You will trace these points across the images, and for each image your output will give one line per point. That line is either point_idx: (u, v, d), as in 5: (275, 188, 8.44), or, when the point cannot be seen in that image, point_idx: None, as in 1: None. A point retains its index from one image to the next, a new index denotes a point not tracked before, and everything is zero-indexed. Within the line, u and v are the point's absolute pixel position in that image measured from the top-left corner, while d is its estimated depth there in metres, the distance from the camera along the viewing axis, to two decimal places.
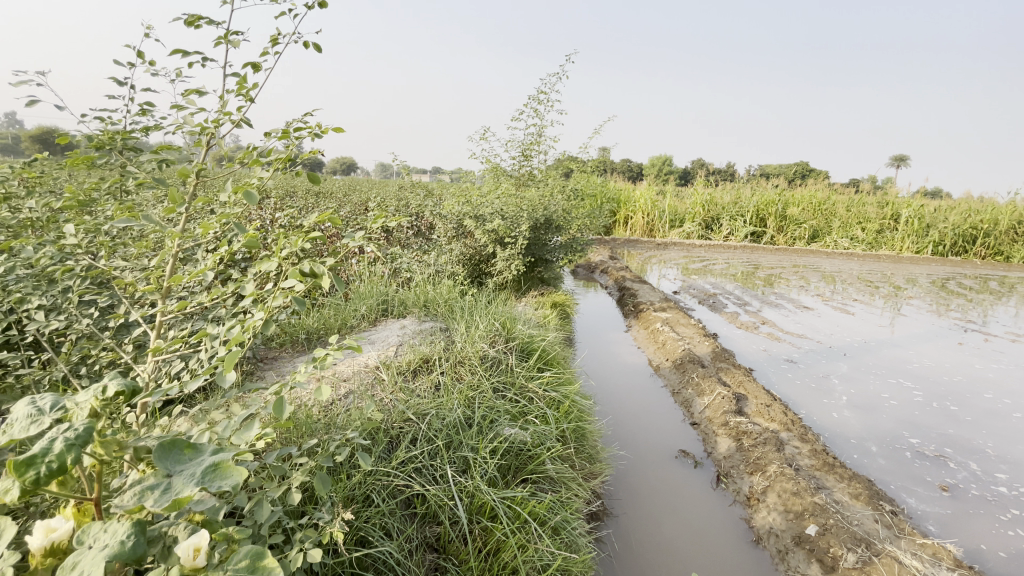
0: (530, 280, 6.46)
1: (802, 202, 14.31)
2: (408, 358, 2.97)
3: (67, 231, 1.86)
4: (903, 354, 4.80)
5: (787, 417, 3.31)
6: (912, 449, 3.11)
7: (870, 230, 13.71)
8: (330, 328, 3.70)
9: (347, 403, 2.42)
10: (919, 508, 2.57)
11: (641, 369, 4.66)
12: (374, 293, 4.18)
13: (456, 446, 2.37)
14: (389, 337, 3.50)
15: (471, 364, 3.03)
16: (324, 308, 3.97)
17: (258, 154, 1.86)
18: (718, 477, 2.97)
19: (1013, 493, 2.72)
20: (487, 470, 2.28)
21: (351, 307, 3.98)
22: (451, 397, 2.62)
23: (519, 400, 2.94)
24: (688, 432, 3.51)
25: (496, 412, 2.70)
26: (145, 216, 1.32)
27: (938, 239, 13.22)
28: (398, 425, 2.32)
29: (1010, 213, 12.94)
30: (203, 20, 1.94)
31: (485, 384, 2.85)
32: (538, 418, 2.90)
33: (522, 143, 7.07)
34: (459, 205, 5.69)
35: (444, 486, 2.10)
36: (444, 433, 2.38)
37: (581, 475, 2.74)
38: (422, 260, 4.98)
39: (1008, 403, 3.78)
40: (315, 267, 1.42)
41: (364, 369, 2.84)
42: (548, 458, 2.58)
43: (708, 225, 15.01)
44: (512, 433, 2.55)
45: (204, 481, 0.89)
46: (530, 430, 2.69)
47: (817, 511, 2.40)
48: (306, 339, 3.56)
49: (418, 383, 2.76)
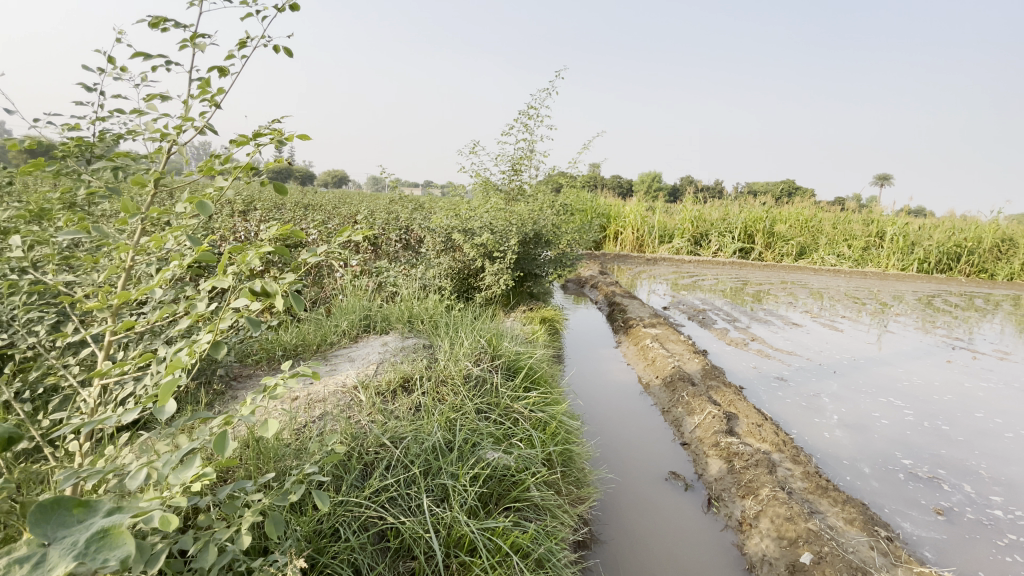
0: (518, 295, 6.43)
1: (789, 219, 14.52)
2: (388, 377, 2.91)
3: (14, 243, 1.77)
4: (892, 372, 4.81)
5: (778, 437, 3.27)
6: (906, 470, 3.08)
7: (856, 247, 13.94)
8: (310, 344, 3.61)
9: (323, 427, 2.36)
10: (914, 533, 2.53)
11: (630, 386, 4.61)
12: (356, 308, 4.12)
13: (435, 473, 2.29)
14: (371, 354, 3.43)
15: (454, 383, 2.97)
16: (304, 324, 3.88)
17: (219, 163, 1.79)
18: (709, 501, 2.91)
19: (1009, 516, 2.69)
20: (467, 499, 2.18)
21: (332, 323, 3.90)
22: (431, 419, 2.56)
23: (503, 422, 2.87)
24: (679, 453, 3.45)
25: (478, 435, 2.63)
26: (87, 230, 1.26)
27: (923, 257, 13.47)
28: (372, 450, 2.28)
29: (992, 231, 13.29)
30: (168, 23, 1.88)
31: (467, 406, 2.78)
32: (524, 440, 2.83)
33: (512, 158, 7.08)
34: (448, 219, 5.65)
35: (420, 517, 2.02)
36: (422, 459, 2.31)
37: (568, 501, 2.66)
38: (408, 275, 4.92)
39: (1000, 422, 3.78)
40: (267, 286, 1.37)
41: (341, 390, 2.78)
42: (533, 483, 2.50)
43: (697, 240, 15.14)
44: (496, 458, 2.47)
45: (84, 555, 0.80)
46: (514, 454, 2.62)
47: (812, 538, 2.34)
48: (283, 356, 3.47)
49: (397, 404, 2.70)
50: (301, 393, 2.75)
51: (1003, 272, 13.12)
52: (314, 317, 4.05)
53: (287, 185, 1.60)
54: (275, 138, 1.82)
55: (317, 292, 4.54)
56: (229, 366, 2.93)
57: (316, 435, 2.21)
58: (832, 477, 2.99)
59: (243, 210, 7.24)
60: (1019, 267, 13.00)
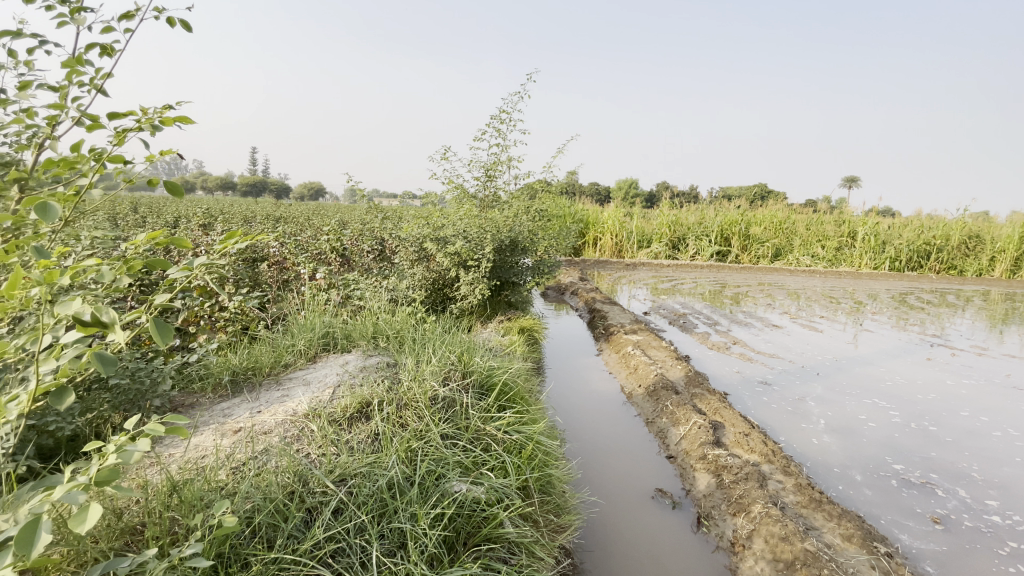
0: (496, 305, 6.29)
1: (764, 221, 14.71)
2: (345, 403, 2.78)
3: None
4: (874, 372, 4.81)
5: (766, 447, 3.20)
6: (898, 476, 3.03)
7: (830, 248, 14.21)
8: (263, 367, 3.42)
9: (265, 463, 2.25)
10: (913, 546, 2.45)
11: (611, 396, 4.51)
12: (316, 325, 3.95)
13: (391, 515, 2.13)
14: (327, 377, 3.27)
15: (419, 407, 2.81)
16: (257, 344, 3.69)
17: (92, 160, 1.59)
18: (699, 520, 2.80)
19: (1007, 522, 2.65)
20: (427, 545, 2.02)
21: (288, 341, 3.74)
22: (390, 451, 2.42)
23: (472, 448, 2.72)
24: (665, 467, 3.36)
25: (444, 465, 2.49)
26: None
27: (894, 255, 13.84)
28: (317, 494, 2.14)
29: (959, 229, 13.71)
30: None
31: (432, 432, 2.63)
32: (497, 467, 2.68)
33: (486, 164, 6.97)
34: (420, 228, 5.50)
35: (370, 571, 1.86)
36: (376, 500, 2.16)
37: (546, 531, 2.52)
38: (378, 287, 4.75)
39: (985, 421, 3.78)
40: (102, 313, 1.12)
41: (289, 419, 2.67)
42: (507, 518, 2.36)
43: (674, 245, 15.26)
44: (462, 492, 2.33)
45: None
46: (484, 485, 2.47)
47: (809, 560, 2.23)
48: (230, 381, 3.27)
49: (354, 434, 2.57)
50: (245, 423, 2.67)
51: (971, 268, 13.57)
52: (270, 336, 3.86)
53: (175, 182, 1.33)
54: (148, 124, 1.58)
55: (277, 308, 4.34)
56: (167, 397, 2.75)
57: (254, 473, 2.12)
58: (824, 487, 2.92)
59: (203, 224, 6.96)
60: (985, 263, 13.48)
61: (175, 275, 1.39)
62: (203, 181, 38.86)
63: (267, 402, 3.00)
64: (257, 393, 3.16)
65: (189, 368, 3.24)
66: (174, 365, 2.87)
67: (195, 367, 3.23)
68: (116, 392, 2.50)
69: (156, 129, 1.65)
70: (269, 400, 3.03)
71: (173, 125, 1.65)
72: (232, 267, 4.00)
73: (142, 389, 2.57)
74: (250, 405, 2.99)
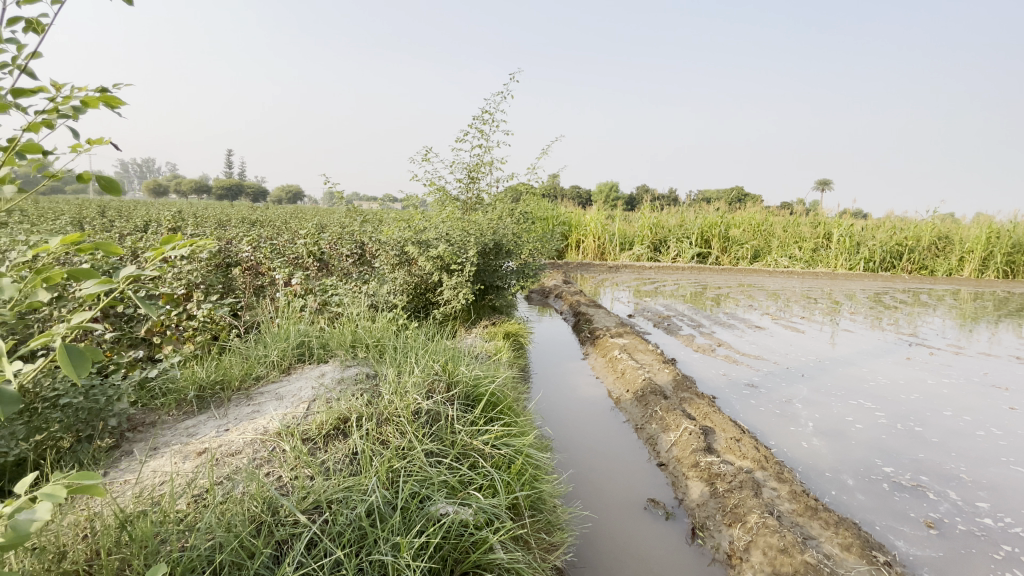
0: (480, 309, 6.21)
1: (743, 224, 14.88)
2: (321, 420, 2.68)
3: None
4: (857, 372, 4.87)
5: (759, 452, 3.19)
6: (889, 480, 3.04)
7: (806, 249, 14.51)
8: (232, 380, 3.28)
9: (232, 488, 2.17)
10: (910, 553, 2.45)
11: (599, 401, 4.47)
12: (290, 334, 3.83)
13: (371, 546, 2.03)
14: (302, 391, 3.14)
15: (400, 422, 2.72)
16: (226, 356, 3.56)
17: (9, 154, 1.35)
18: (694, 531, 2.76)
19: (999, 524, 2.67)
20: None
21: (261, 353, 3.61)
22: (370, 474, 2.32)
23: (458, 465, 2.63)
24: (657, 475, 3.32)
25: (429, 486, 2.40)
26: None
27: (868, 256, 14.22)
28: (290, 527, 2.03)
29: (930, 229, 14.15)
30: None
31: (415, 450, 2.54)
32: (484, 485, 2.60)
33: (469, 165, 6.87)
34: (401, 231, 5.38)
35: None
36: (355, 531, 2.06)
37: (539, 552, 2.44)
38: (357, 293, 4.62)
39: (968, 421, 3.84)
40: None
41: (259, 439, 2.56)
42: (497, 542, 2.27)
43: (656, 247, 15.37)
44: (448, 516, 2.24)
45: None
46: (472, 506, 2.38)
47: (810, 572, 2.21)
48: (196, 398, 3.12)
49: (330, 455, 2.47)
50: (210, 444, 2.55)
51: (941, 268, 14.01)
52: (241, 347, 3.71)
53: (110, 179, 1.20)
54: (67, 106, 1.33)
55: (250, 316, 4.19)
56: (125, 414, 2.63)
57: (218, 501, 2.04)
58: (819, 494, 2.91)
59: (172, 227, 6.70)
60: (954, 263, 13.96)
61: (91, 289, 1.10)
62: (177, 184, 37.87)
63: (236, 420, 2.86)
64: (226, 409, 3.01)
65: (152, 383, 3.09)
66: (134, 381, 2.74)
67: (160, 381, 3.09)
68: (68, 411, 2.36)
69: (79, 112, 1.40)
70: (238, 417, 2.89)
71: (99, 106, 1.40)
72: (202, 273, 3.84)
73: (97, 408, 2.44)
74: (218, 422, 2.85)
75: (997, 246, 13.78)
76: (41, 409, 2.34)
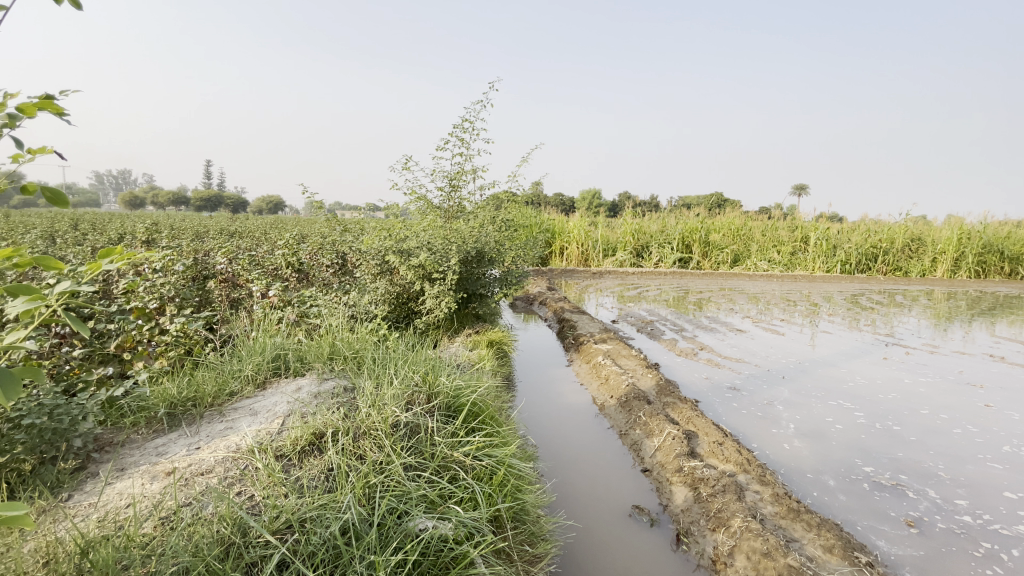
0: (464, 318, 6.21)
1: (722, 228, 15.11)
2: (297, 436, 2.64)
3: None
4: (836, 372, 4.96)
5: (741, 455, 3.22)
6: (868, 479, 3.09)
7: (785, 252, 14.83)
8: (205, 396, 3.20)
9: (201, 508, 2.13)
10: (892, 553, 2.48)
11: (582, 408, 4.47)
12: (267, 347, 3.78)
13: (346, 566, 1.98)
14: (278, 407, 3.07)
15: (378, 436, 2.68)
16: (198, 371, 3.48)
17: None
18: (678, 537, 2.75)
19: (977, 521, 2.73)
20: None
21: (235, 368, 3.53)
22: (347, 490, 2.28)
23: (439, 479, 2.60)
24: (641, 481, 3.32)
25: (408, 501, 2.37)
26: None
27: (844, 259, 14.57)
28: (263, 550, 1.98)
29: (903, 231, 14.57)
30: None
31: (393, 465, 2.50)
32: (464, 499, 2.56)
33: (449, 173, 6.89)
34: (382, 239, 5.30)
35: None
36: (330, 551, 2.01)
37: (522, 565, 2.42)
38: (338, 304, 4.66)
39: (944, 418, 3.93)
40: None
41: (230, 457, 2.49)
42: (478, 555, 2.24)
43: (639, 253, 15.51)
44: (428, 531, 2.20)
45: None
46: (453, 520, 2.36)
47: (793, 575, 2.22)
48: (167, 415, 3.04)
49: (306, 472, 2.43)
50: (179, 463, 2.48)
51: (915, 269, 14.47)
52: (215, 363, 3.63)
53: (57, 193, 1.17)
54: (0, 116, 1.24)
55: (225, 330, 4.12)
56: (90, 433, 2.55)
57: (185, 524, 2.00)
58: (801, 495, 2.94)
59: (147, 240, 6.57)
60: (927, 264, 14.42)
61: (19, 307, 1.07)
62: (153, 196, 37.02)
63: (207, 437, 2.79)
64: (197, 427, 2.93)
65: (121, 401, 3.00)
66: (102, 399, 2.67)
67: (129, 399, 3.00)
68: (33, 432, 2.31)
69: (15, 119, 1.29)
70: (210, 435, 2.82)
71: (34, 117, 1.31)
72: (176, 286, 3.76)
73: (62, 428, 2.37)
74: (189, 440, 2.78)
75: (968, 246, 14.27)
76: (6, 430, 2.28)
